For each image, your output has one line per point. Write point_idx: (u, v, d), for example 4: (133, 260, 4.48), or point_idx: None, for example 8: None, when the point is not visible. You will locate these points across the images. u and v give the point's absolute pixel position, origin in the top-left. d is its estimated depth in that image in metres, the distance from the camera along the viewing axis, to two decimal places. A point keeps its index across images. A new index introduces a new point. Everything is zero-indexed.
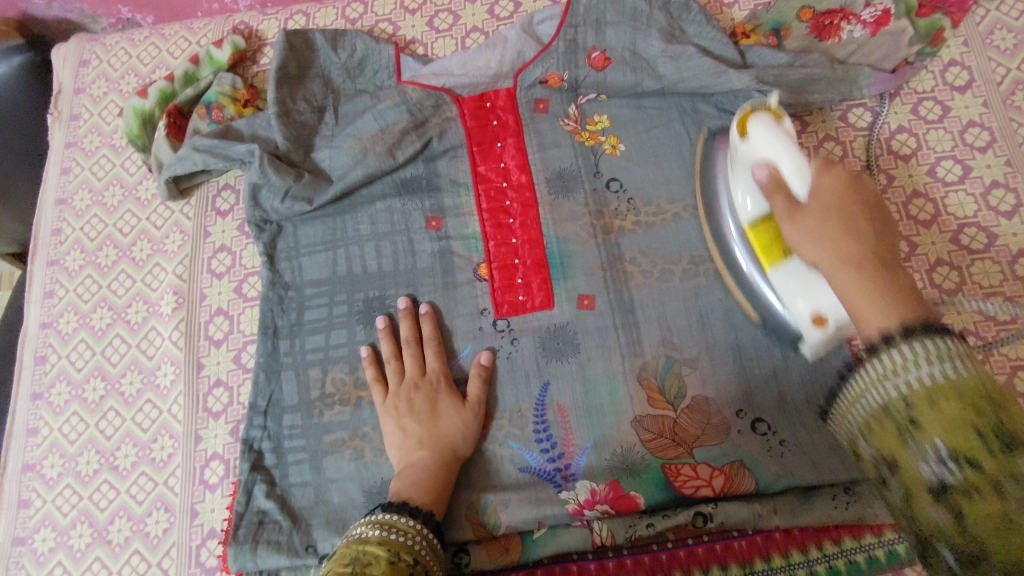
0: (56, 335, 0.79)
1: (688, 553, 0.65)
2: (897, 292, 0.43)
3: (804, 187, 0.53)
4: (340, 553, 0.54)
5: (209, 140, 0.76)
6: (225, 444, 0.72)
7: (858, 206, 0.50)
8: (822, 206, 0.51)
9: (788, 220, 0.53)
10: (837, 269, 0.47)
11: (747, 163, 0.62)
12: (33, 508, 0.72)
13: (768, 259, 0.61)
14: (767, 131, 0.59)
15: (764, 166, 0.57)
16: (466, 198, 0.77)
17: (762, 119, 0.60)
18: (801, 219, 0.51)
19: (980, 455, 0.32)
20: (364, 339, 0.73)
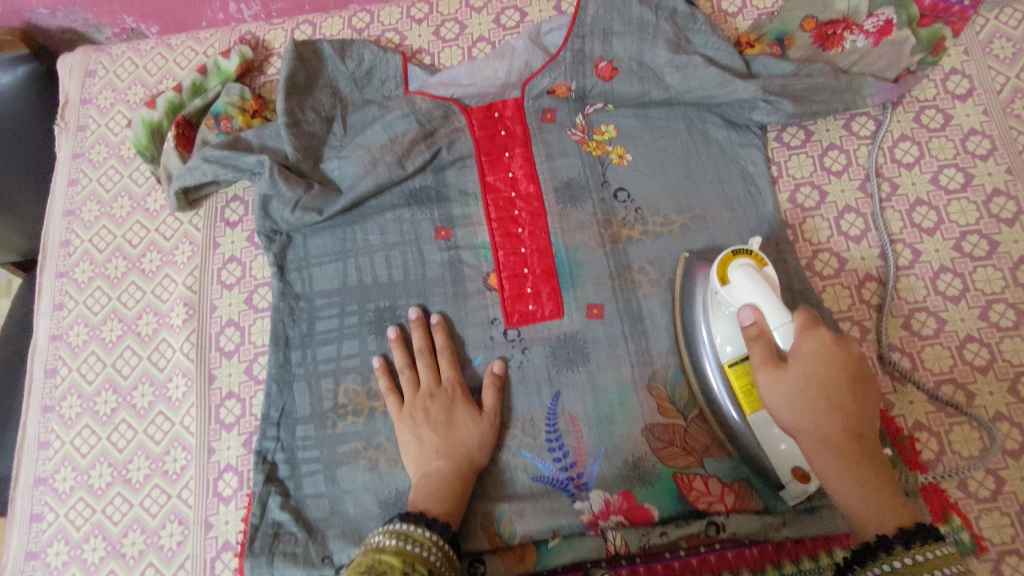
0: (66, 348, 0.79)
1: (700, 561, 0.65)
2: (871, 474, 0.53)
3: (788, 344, 0.55)
4: (356, 560, 0.54)
5: (219, 150, 0.76)
6: (238, 456, 0.72)
7: (845, 391, 0.53)
8: (806, 371, 0.54)
9: (767, 376, 0.55)
10: (828, 469, 0.53)
11: (730, 310, 0.62)
12: (46, 522, 0.72)
13: (747, 405, 0.61)
14: (748, 281, 0.59)
15: (750, 312, 0.57)
16: (475, 208, 0.78)
17: (745, 265, 0.60)
18: (779, 395, 0.54)
19: (941, 565, 0.46)
20: (376, 349, 0.74)
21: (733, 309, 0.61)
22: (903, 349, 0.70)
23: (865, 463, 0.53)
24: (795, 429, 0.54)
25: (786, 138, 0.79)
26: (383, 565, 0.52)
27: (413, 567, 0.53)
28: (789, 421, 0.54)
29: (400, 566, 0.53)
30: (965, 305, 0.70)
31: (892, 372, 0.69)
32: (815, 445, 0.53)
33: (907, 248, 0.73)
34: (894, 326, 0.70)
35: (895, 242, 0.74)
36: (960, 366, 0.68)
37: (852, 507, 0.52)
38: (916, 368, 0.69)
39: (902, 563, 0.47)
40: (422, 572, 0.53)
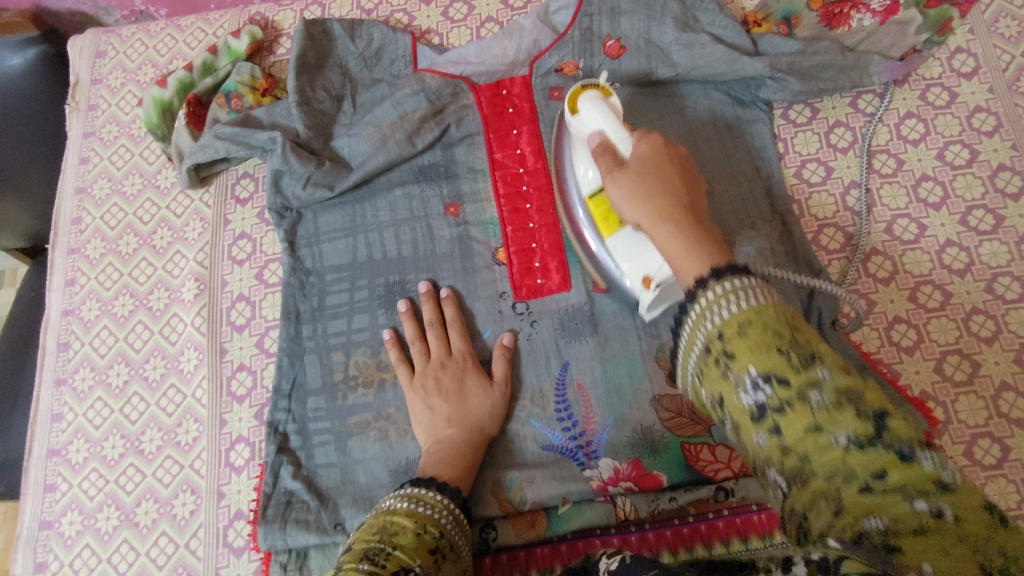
0: (79, 322, 0.79)
1: (709, 526, 0.65)
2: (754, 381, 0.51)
3: (629, 150, 0.57)
4: (368, 522, 0.55)
5: (231, 128, 0.77)
6: (250, 427, 0.73)
7: (670, 163, 0.54)
8: (640, 166, 0.54)
9: (611, 178, 0.55)
10: (655, 226, 0.50)
11: (582, 138, 0.63)
12: (59, 492, 0.73)
13: (606, 230, 0.64)
14: (594, 106, 0.61)
15: (595, 135, 0.59)
16: (484, 184, 0.79)
17: (592, 95, 0.62)
18: (617, 177, 0.54)
19: (785, 370, 0.34)
20: (386, 322, 0.75)
21: (584, 137, 0.62)
22: (909, 320, 0.70)
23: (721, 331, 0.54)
24: (633, 199, 0.52)
25: (792, 115, 0.80)
26: (394, 526, 0.53)
27: (424, 529, 0.54)
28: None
29: (412, 526, 0.53)
30: (970, 278, 0.71)
31: (899, 344, 0.70)
32: (646, 212, 0.51)
33: (912, 223, 0.74)
34: (900, 299, 0.71)
35: (900, 217, 0.74)
36: (965, 337, 0.69)
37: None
38: (922, 340, 0.70)
39: (711, 295, 0.39)
40: (433, 533, 0.54)
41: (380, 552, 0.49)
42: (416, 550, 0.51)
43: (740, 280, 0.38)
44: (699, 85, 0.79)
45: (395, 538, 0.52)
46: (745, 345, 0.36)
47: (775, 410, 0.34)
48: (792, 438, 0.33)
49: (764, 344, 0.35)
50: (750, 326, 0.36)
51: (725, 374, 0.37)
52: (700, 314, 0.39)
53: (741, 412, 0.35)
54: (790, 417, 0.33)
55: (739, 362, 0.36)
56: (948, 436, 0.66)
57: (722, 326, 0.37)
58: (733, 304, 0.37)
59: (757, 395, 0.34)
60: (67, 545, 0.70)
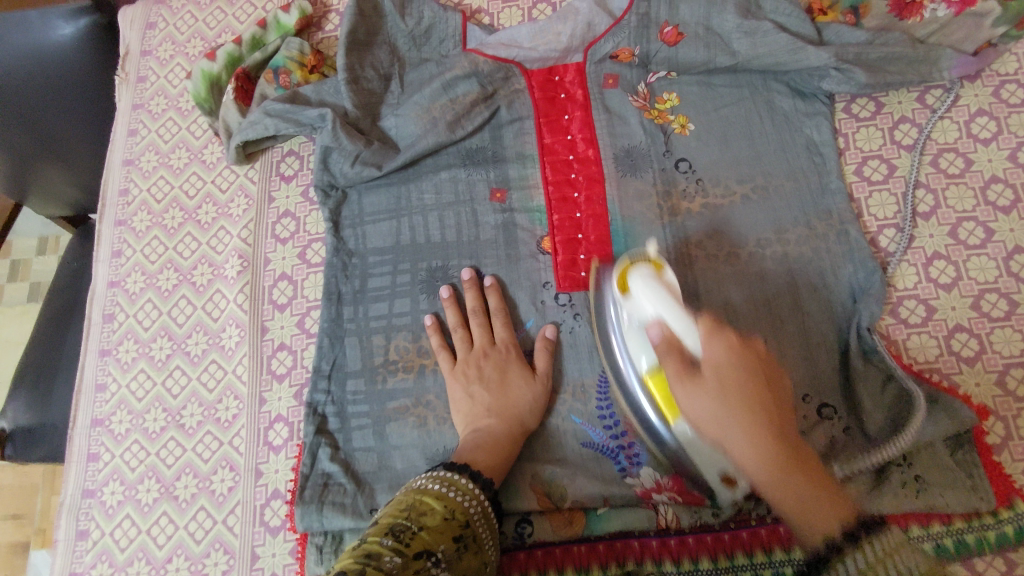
0: (123, 295, 0.80)
1: (751, 533, 0.64)
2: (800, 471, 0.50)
3: (698, 347, 0.57)
4: (399, 498, 0.55)
5: (281, 104, 0.76)
6: (289, 407, 0.73)
7: (755, 386, 0.53)
8: (716, 375, 0.54)
9: (680, 384, 0.55)
10: (768, 472, 0.50)
11: (631, 322, 0.65)
12: (102, 462, 0.74)
13: (654, 376, 0.63)
14: (648, 287, 0.63)
15: (656, 325, 0.60)
16: (533, 170, 0.77)
17: (643, 271, 0.64)
18: (691, 391, 0.54)
19: None
20: (427, 308, 0.74)
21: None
22: (971, 329, 0.67)
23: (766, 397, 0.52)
24: (715, 422, 0.52)
25: (856, 109, 0.76)
26: (423, 506, 0.53)
27: (452, 515, 0.54)
28: (705, 423, 0.54)
29: (440, 510, 0.53)
30: None
31: (959, 354, 0.67)
32: (739, 437, 0.51)
33: (979, 227, 0.70)
34: (962, 306, 0.68)
35: (967, 220, 0.71)
36: None
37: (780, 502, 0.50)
38: (984, 350, 0.66)
39: None
40: (459, 520, 0.54)
41: (406, 531, 0.50)
42: (440, 535, 0.51)
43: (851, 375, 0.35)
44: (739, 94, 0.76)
45: (422, 518, 0.52)
46: None
47: None
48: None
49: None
50: None
51: None
52: None
53: None
54: None
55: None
56: (1006, 453, 0.63)
57: None
58: None
59: None
60: (109, 514, 0.71)
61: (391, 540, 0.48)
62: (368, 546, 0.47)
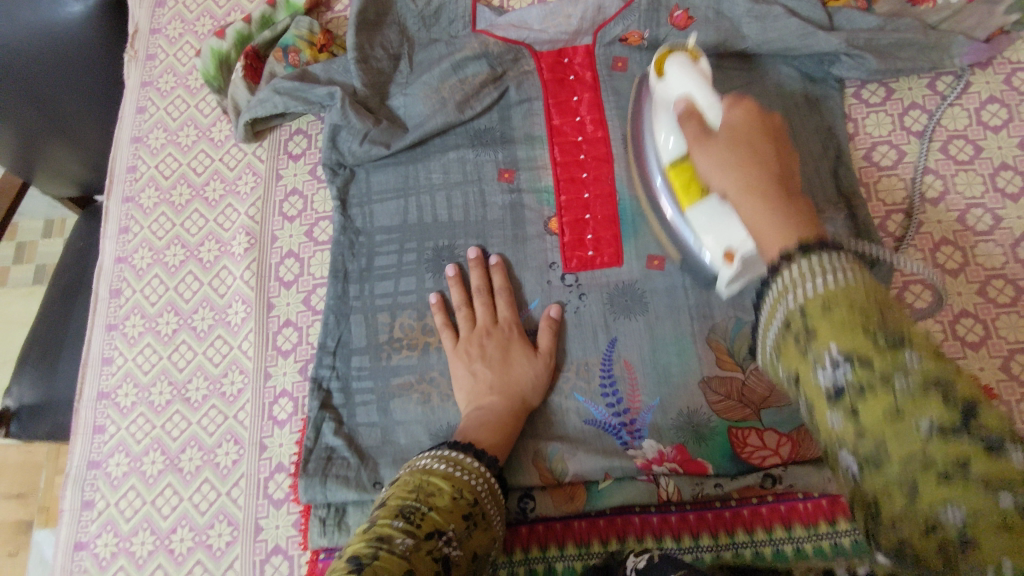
0: (131, 270, 0.80)
1: (752, 512, 0.65)
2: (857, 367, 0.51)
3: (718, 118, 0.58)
4: (405, 477, 0.55)
5: (290, 83, 0.76)
6: (294, 382, 0.73)
7: (764, 140, 0.53)
8: (730, 136, 0.54)
9: (697, 143, 0.56)
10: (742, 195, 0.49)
11: (665, 106, 0.66)
12: (108, 434, 0.74)
13: (687, 199, 0.64)
14: (683, 70, 0.64)
15: (682, 99, 0.62)
16: (541, 150, 0.77)
17: (679, 59, 0.65)
18: (707, 146, 0.54)
19: (869, 353, 0.33)
20: (433, 286, 0.74)
21: (670, 102, 0.65)
22: (977, 315, 0.67)
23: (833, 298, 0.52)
24: (724, 169, 0.52)
25: (866, 95, 0.76)
26: (431, 486, 0.54)
27: (460, 493, 0.54)
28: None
29: (448, 489, 0.54)
30: None
31: (964, 339, 0.67)
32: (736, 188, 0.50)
33: (987, 213, 0.70)
34: (969, 292, 0.68)
35: (975, 206, 0.71)
36: None
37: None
38: (989, 336, 0.66)
39: (796, 270, 0.38)
40: (468, 499, 0.54)
41: (416, 512, 0.50)
42: (450, 514, 0.52)
43: (830, 256, 0.37)
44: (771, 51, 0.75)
45: (431, 499, 0.52)
46: (828, 323, 0.35)
47: (855, 393, 0.33)
48: (870, 424, 0.32)
49: (851, 325, 0.34)
50: (836, 306, 0.35)
51: (804, 350, 0.36)
52: (781, 290, 0.39)
53: (819, 390, 0.35)
54: (868, 399, 0.32)
55: (820, 338, 0.35)
56: None
57: (804, 304, 0.37)
58: (819, 281, 0.36)
59: (837, 377, 0.34)
60: (114, 485, 0.72)
61: (402, 522, 0.49)
62: (378, 529, 0.48)
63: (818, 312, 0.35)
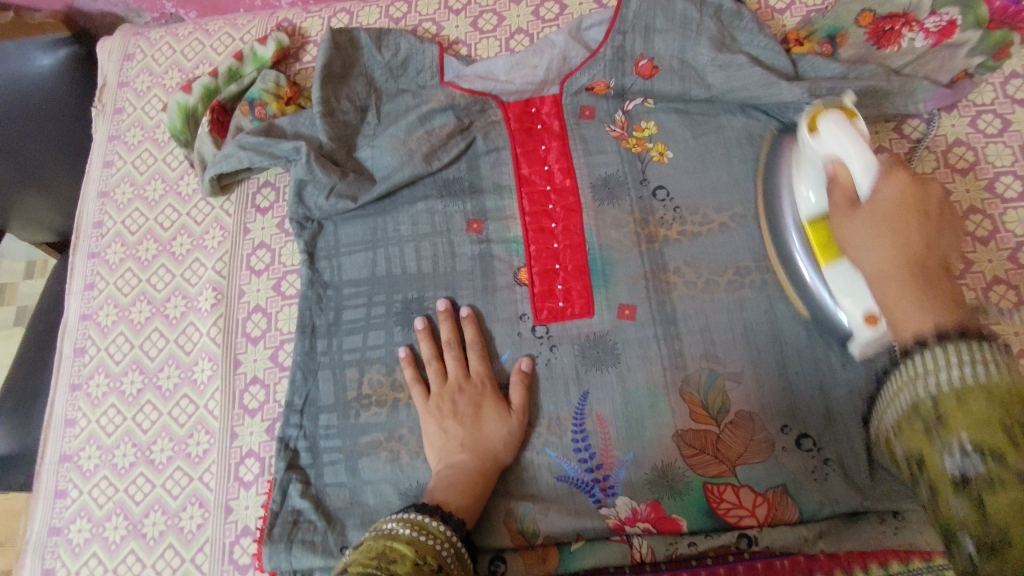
0: (96, 327, 0.79)
1: (729, 570, 0.63)
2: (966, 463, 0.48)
3: (868, 187, 0.53)
4: (367, 544, 0.54)
5: (256, 138, 0.76)
6: (261, 442, 0.72)
7: (914, 217, 0.50)
8: (874, 208, 0.52)
9: (847, 219, 0.54)
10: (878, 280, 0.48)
11: (813, 159, 0.62)
12: (69, 499, 0.72)
13: (824, 257, 0.62)
14: (838, 127, 0.57)
15: (830, 162, 0.57)
16: (509, 200, 0.76)
17: (835, 116, 0.58)
18: (853, 219, 0.53)
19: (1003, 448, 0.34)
20: (402, 340, 0.73)
21: (817, 160, 0.60)
22: None
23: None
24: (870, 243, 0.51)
25: None
26: (394, 554, 0.52)
27: (423, 559, 0.53)
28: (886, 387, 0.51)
29: (411, 556, 0.52)
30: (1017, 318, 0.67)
31: None
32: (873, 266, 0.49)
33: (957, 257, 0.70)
34: None
35: None
36: None
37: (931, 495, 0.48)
38: None
39: (926, 356, 0.39)
40: (432, 565, 0.53)
41: None
42: None
43: (973, 344, 0.38)
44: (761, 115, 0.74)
45: (392, 567, 0.50)
46: (962, 414, 0.36)
47: (983, 482, 0.34)
48: (999, 515, 0.33)
49: (984, 416, 0.35)
50: (970, 396, 0.36)
51: (932, 435, 0.37)
52: (910, 373, 0.40)
53: (944, 476, 0.36)
54: (997, 493, 0.34)
55: (952, 428, 0.36)
56: None
57: (936, 392, 0.38)
58: (954, 370, 0.37)
59: (966, 465, 0.35)
60: (74, 553, 0.70)
61: None
62: None
63: (952, 402, 0.37)
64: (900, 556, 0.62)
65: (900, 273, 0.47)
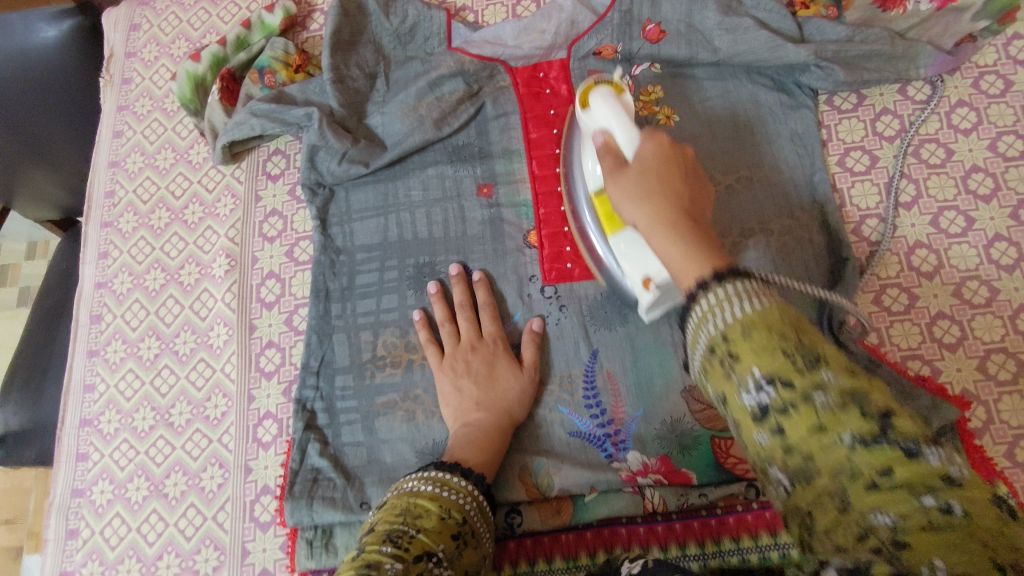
0: (111, 295, 0.80)
1: (738, 519, 0.65)
2: (683, 235, 0.45)
3: (631, 150, 0.55)
4: (391, 502, 0.54)
5: (266, 104, 0.77)
6: (278, 404, 0.73)
7: (674, 171, 0.51)
8: (642, 167, 0.52)
9: (611, 179, 0.54)
10: (650, 229, 0.47)
11: (591, 135, 0.64)
12: (91, 462, 0.73)
13: (610, 227, 0.64)
14: (605, 101, 0.60)
15: (601, 134, 0.59)
16: (519, 164, 0.78)
17: (602, 91, 0.61)
18: (621, 181, 0.53)
19: (788, 372, 0.33)
20: (415, 303, 0.74)
21: (591, 132, 0.62)
22: (953, 316, 0.68)
23: (674, 201, 0.48)
24: (640, 198, 0.49)
25: (837, 102, 0.77)
26: (419, 508, 0.53)
27: (448, 514, 0.54)
28: (649, 321, 0.52)
29: (436, 511, 0.53)
30: (1019, 274, 0.68)
31: (941, 341, 0.67)
32: (656, 224, 0.47)
33: (960, 216, 0.71)
34: (945, 294, 0.69)
35: (948, 208, 0.72)
36: (1012, 335, 0.67)
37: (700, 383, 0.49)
38: (966, 337, 0.67)
39: (715, 296, 0.38)
40: (456, 519, 0.54)
41: (404, 535, 0.49)
42: (439, 535, 0.51)
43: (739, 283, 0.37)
44: (729, 84, 0.77)
45: (418, 521, 0.51)
46: (748, 346, 0.35)
47: (779, 411, 0.33)
48: (799, 441, 0.32)
49: (770, 345, 0.34)
50: (751, 328, 0.35)
51: (729, 374, 0.36)
52: (704, 314, 0.38)
53: (746, 413, 0.35)
54: (793, 417, 0.32)
55: (743, 362, 0.35)
56: (989, 437, 0.64)
57: (726, 328, 0.36)
58: (739, 306, 0.36)
59: (762, 397, 0.34)
60: (98, 513, 0.71)
61: (391, 547, 0.48)
62: (367, 555, 0.46)
63: (739, 337, 0.35)
64: None
65: (671, 213, 0.47)
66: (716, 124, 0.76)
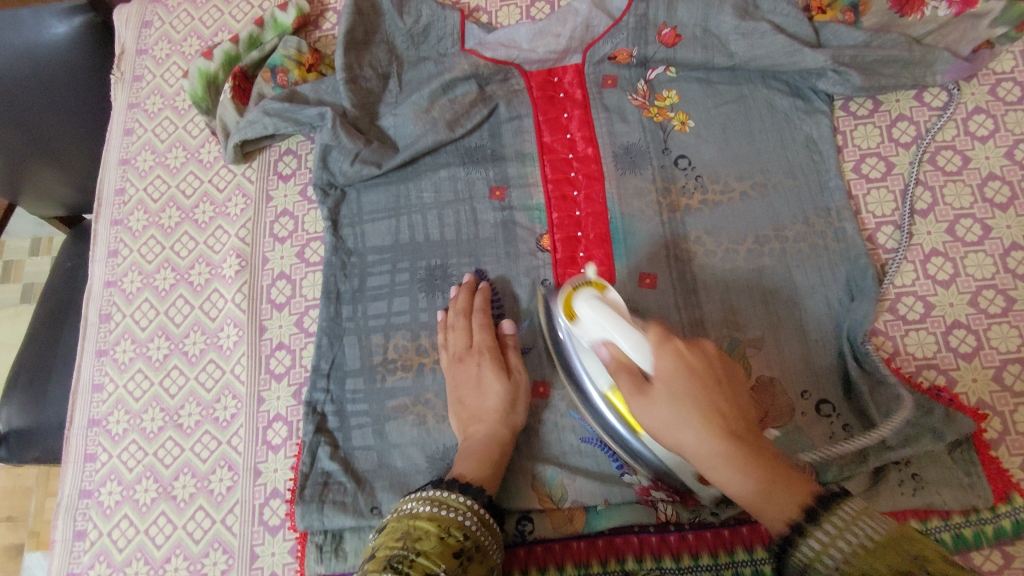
0: (120, 294, 0.80)
1: (751, 530, 0.64)
2: (757, 467, 0.52)
3: (647, 362, 0.55)
4: (391, 525, 0.55)
5: (280, 104, 0.76)
6: (288, 406, 0.73)
7: (688, 377, 0.54)
8: (668, 387, 0.54)
9: (636, 401, 0.56)
10: (715, 460, 0.53)
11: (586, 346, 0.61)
12: (99, 462, 0.73)
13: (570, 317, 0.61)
14: (593, 308, 0.58)
15: (605, 346, 0.57)
16: (532, 167, 0.77)
17: (587, 293, 0.60)
18: (653, 407, 0.55)
19: None
20: (427, 306, 0.74)
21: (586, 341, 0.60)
22: (968, 326, 0.68)
23: (707, 399, 0.54)
24: (676, 405, 0.54)
25: (853, 107, 0.77)
26: (418, 530, 0.53)
27: (448, 532, 0.53)
28: (676, 444, 0.55)
29: (435, 531, 0.53)
30: None
31: (956, 350, 0.67)
32: (694, 417, 0.53)
33: (976, 223, 0.71)
34: (961, 303, 0.68)
35: (964, 216, 0.71)
36: None
37: (741, 490, 0.53)
38: (982, 346, 0.67)
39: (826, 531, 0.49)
40: (458, 537, 0.53)
41: (404, 560, 0.50)
42: (440, 555, 0.51)
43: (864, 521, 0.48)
44: (743, 87, 0.77)
45: (418, 544, 0.51)
46: None
47: None
48: None
49: None
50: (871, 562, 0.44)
51: None
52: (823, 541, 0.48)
53: None
54: None
55: None
56: (1004, 448, 0.64)
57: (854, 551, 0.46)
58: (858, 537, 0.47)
59: None
60: (106, 515, 0.71)
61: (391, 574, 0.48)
62: None
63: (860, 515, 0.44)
64: (918, 515, 0.62)
65: (724, 441, 0.53)
66: (732, 129, 0.76)
